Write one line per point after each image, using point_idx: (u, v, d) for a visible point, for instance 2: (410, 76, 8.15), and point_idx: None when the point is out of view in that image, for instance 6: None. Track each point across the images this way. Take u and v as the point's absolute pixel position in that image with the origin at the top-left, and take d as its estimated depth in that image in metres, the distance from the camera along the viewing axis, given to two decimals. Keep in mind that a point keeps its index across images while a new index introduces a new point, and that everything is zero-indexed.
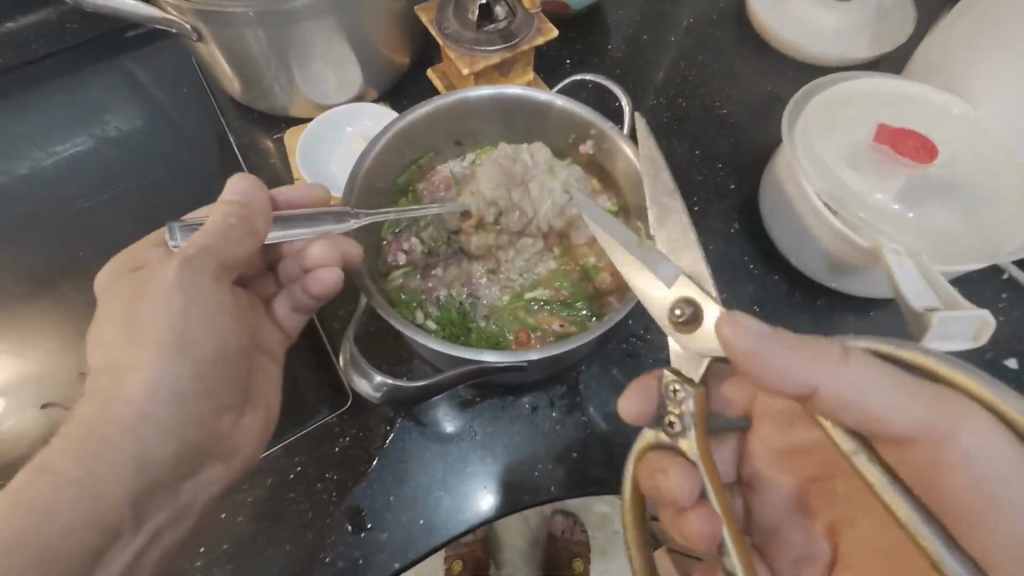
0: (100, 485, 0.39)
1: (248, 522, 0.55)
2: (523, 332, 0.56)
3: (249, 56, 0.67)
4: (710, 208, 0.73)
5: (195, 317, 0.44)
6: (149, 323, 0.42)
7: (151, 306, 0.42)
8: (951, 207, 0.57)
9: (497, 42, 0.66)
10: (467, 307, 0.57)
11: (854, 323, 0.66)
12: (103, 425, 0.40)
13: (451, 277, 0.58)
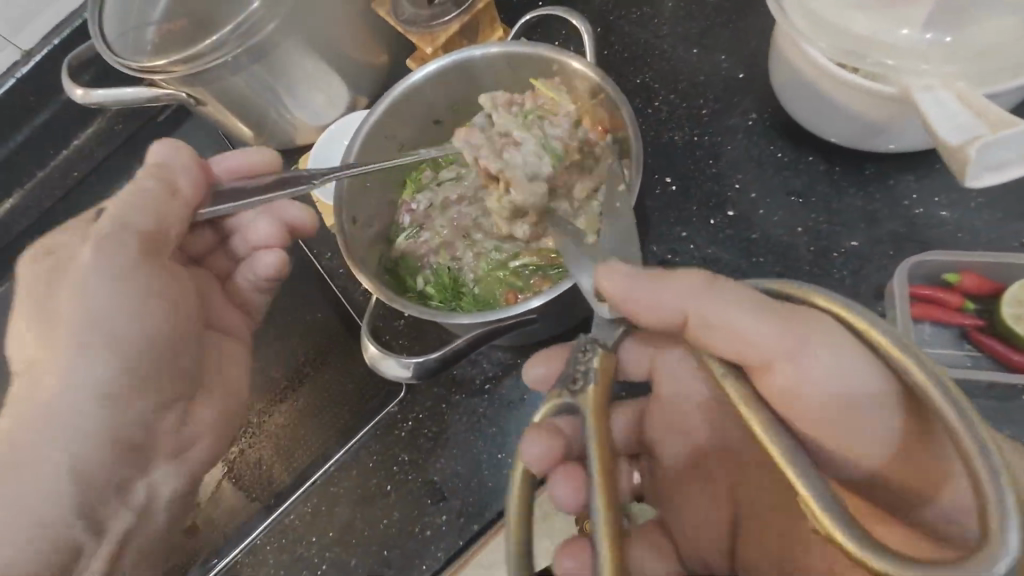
0: (84, 449, 0.47)
1: (343, 510, 0.61)
2: (512, 294, 0.58)
3: (241, 99, 0.73)
4: (720, 106, 0.66)
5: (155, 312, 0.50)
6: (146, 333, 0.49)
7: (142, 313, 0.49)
8: (996, 20, 0.47)
9: (451, 10, 0.66)
10: (457, 269, 0.59)
11: (917, 183, 0.57)
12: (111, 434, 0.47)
13: (438, 243, 0.60)
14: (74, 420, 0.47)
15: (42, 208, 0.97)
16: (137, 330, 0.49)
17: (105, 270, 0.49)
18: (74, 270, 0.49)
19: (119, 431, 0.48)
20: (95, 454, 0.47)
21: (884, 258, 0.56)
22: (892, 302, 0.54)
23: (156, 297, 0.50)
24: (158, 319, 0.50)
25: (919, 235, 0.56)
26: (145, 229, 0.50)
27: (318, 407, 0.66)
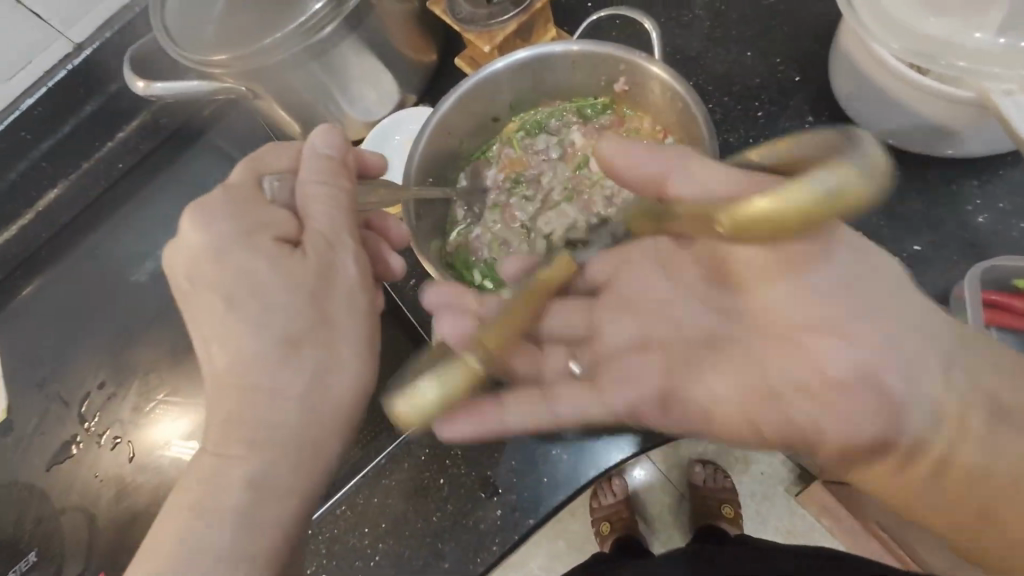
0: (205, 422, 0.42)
1: (395, 502, 0.61)
2: None
3: (296, 96, 0.73)
4: (776, 108, 0.67)
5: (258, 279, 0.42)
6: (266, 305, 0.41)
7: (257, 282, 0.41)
8: None
9: (510, 9, 0.67)
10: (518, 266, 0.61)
11: (980, 189, 0.58)
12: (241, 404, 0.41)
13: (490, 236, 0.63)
14: (229, 454, 0.41)
15: (88, 197, 0.99)
16: (353, 335, 0.44)
17: (257, 272, 0.41)
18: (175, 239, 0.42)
19: (283, 461, 0.41)
20: (285, 477, 0.42)
21: (942, 264, 0.57)
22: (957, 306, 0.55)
23: (324, 300, 0.43)
24: (312, 325, 0.42)
25: (982, 240, 0.57)
26: (267, 243, 0.42)
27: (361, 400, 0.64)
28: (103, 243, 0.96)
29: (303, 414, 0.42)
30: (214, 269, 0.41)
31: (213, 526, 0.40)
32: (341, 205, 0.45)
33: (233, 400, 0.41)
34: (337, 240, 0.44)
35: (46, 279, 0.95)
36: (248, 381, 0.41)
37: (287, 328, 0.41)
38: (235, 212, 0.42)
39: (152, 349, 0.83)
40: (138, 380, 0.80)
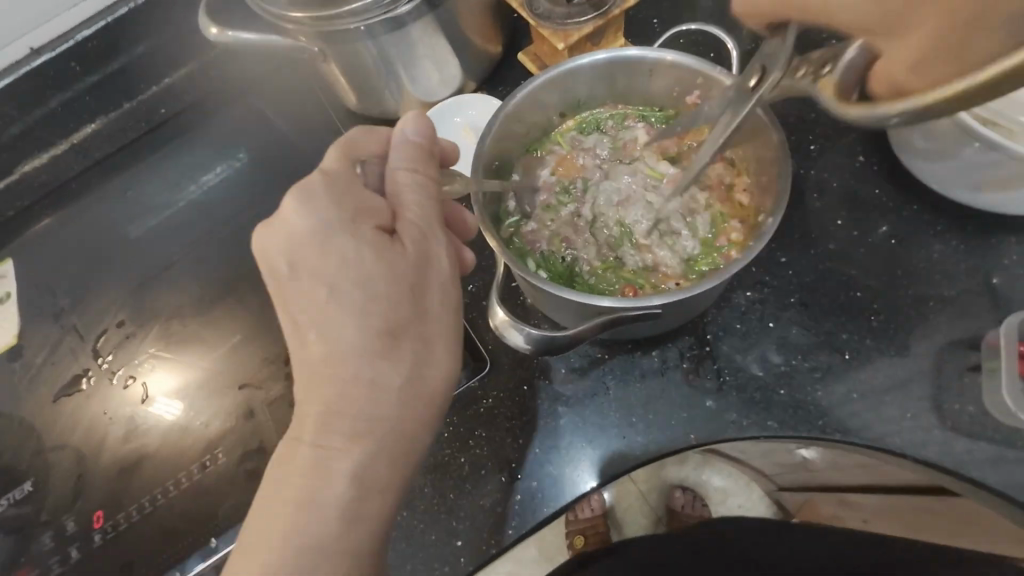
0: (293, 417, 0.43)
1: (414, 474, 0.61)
2: (630, 287, 0.58)
3: (362, 66, 0.74)
4: (830, 144, 0.69)
5: (360, 259, 0.43)
6: (362, 294, 0.42)
7: (350, 272, 0.42)
8: None
9: (588, 11, 0.68)
10: (569, 260, 0.61)
11: (1016, 247, 0.60)
12: (333, 394, 0.42)
13: (548, 233, 0.62)
14: (325, 445, 0.42)
15: (125, 137, 0.97)
16: (442, 327, 0.46)
17: (361, 263, 0.43)
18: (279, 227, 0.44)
19: (376, 453, 0.42)
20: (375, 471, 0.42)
21: (978, 312, 0.59)
22: (989, 354, 0.57)
23: (418, 292, 0.44)
24: (407, 316, 0.44)
25: (1018, 295, 0.59)
26: (369, 233, 0.44)
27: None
28: (136, 184, 0.95)
29: (395, 407, 0.43)
30: (317, 259, 0.43)
31: (312, 521, 0.40)
32: (431, 203, 0.47)
33: (329, 390, 0.42)
34: (431, 236, 0.46)
35: (71, 212, 0.94)
36: (342, 371, 0.42)
37: (386, 320, 0.43)
38: (338, 201, 0.43)
39: (176, 296, 0.82)
40: (160, 323, 0.80)
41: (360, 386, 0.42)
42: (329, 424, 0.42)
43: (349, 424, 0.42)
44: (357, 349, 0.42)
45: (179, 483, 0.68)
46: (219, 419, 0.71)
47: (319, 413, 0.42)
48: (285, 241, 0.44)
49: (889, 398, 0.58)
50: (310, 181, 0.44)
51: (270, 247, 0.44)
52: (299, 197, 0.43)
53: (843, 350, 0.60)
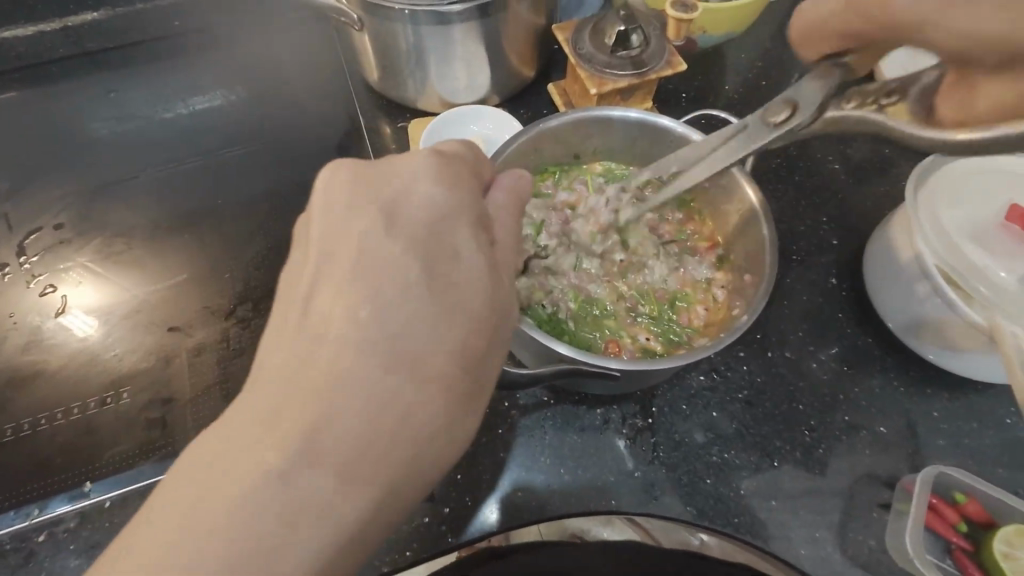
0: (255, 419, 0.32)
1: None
2: (613, 342, 0.59)
3: (395, 47, 0.73)
4: (810, 258, 0.72)
5: (440, 262, 0.37)
6: (468, 302, 0.37)
7: (456, 273, 0.37)
8: None
9: (627, 68, 0.70)
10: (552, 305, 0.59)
11: (947, 402, 0.64)
12: (330, 404, 0.32)
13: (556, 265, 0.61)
14: (306, 468, 0.31)
15: (125, 37, 0.91)
16: (449, 326, 0.36)
17: (453, 274, 0.37)
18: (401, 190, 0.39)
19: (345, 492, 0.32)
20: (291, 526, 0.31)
21: (900, 452, 0.62)
22: (900, 496, 0.60)
23: (422, 281, 0.36)
24: (454, 356, 0.36)
25: (938, 447, 0.63)
26: (466, 245, 0.38)
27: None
28: (120, 88, 0.88)
29: (372, 422, 0.33)
30: (423, 243, 0.38)
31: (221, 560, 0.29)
32: (460, 187, 0.40)
33: (284, 387, 0.33)
34: (449, 222, 0.39)
35: (41, 94, 0.87)
36: (357, 371, 0.33)
37: (377, 300, 0.35)
38: (466, 195, 0.40)
39: (129, 215, 0.77)
40: (103, 238, 0.75)
41: (314, 401, 0.32)
42: (317, 437, 0.32)
43: (319, 450, 0.31)
44: (394, 360, 0.34)
45: (70, 411, 0.62)
46: (135, 356, 0.66)
47: (304, 421, 0.32)
48: (393, 203, 0.39)
49: (803, 512, 0.60)
50: (449, 166, 0.41)
51: (356, 198, 0.39)
52: (435, 174, 0.40)
53: (774, 457, 0.62)
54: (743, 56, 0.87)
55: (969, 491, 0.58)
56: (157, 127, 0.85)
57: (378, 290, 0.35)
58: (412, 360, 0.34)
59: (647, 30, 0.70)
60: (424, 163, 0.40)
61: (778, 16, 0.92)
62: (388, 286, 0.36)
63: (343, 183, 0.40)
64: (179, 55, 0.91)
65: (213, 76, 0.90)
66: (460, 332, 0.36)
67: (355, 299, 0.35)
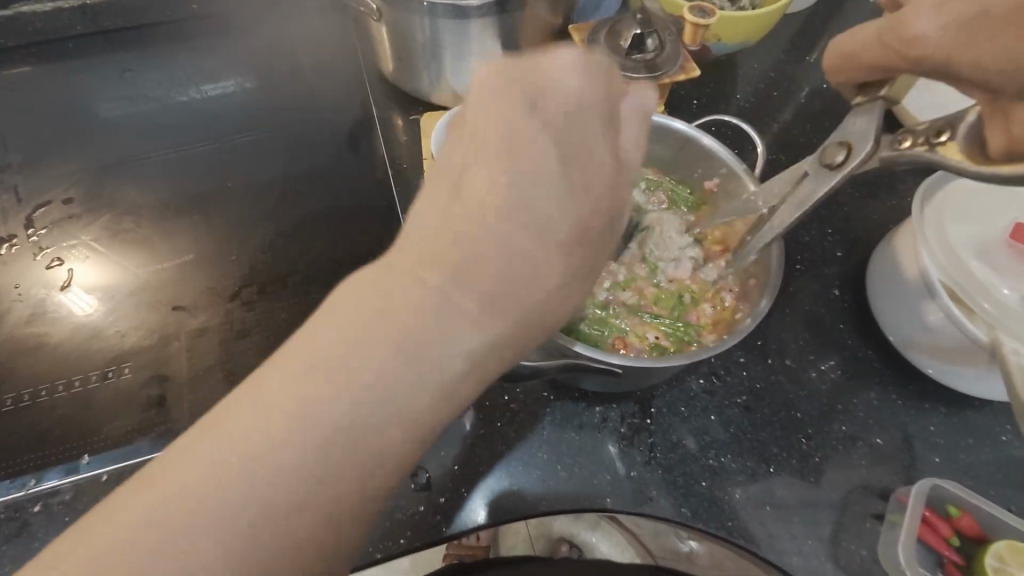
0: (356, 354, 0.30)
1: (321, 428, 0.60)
2: (620, 339, 0.59)
3: (412, 39, 0.73)
4: (815, 269, 0.72)
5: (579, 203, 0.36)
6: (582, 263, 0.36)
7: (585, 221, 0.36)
8: None
9: (641, 70, 0.70)
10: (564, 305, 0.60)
11: (944, 418, 0.65)
12: (442, 346, 0.31)
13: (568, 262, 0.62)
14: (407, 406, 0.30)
15: (142, 17, 0.91)
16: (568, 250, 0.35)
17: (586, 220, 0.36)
18: (557, 119, 0.36)
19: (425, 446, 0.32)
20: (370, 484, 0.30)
21: (894, 465, 0.63)
22: (894, 508, 0.60)
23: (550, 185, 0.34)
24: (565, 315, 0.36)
25: (933, 461, 0.63)
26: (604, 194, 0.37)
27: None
28: (136, 68, 0.89)
29: (483, 318, 0.32)
30: (568, 178, 0.35)
31: (323, 436, 0.29)
32: (604, 102, 0.38)
33: (401, 313, 0.31)
34: (588, 111, 0.37)
35: (56, 70, 0.88)
36: (485, 314, 0.32)
37: (506, 238, 0.33)
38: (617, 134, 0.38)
39: (137, 193, 0.77)
40: (111, 215, 0.75)
41: (433, 343, 0.31)
42: (425, 385, 0.31)
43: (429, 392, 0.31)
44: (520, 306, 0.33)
45: (71, 384, 0.63)
46: (138, 333, 0.66)
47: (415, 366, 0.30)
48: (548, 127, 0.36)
49: (796, 521, 0.60)
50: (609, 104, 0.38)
51: (489, 114, 0.35)
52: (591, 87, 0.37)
53: (770, 463, 0.62)
54: (755, 67, 0.88)
55: (962, 505, 0.58)
56: (168, 105, 0.86)
57: (509, 224, 0.33)
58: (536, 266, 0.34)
59: (662, 35, 0.71)
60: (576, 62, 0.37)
61: (790, 30, 0.93)
62: (525, 228, 0.34)
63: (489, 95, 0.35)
64: (196, 37, 0.92)
65: (229, 60, 0.90)
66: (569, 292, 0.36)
67: (484, 230, 0.33)
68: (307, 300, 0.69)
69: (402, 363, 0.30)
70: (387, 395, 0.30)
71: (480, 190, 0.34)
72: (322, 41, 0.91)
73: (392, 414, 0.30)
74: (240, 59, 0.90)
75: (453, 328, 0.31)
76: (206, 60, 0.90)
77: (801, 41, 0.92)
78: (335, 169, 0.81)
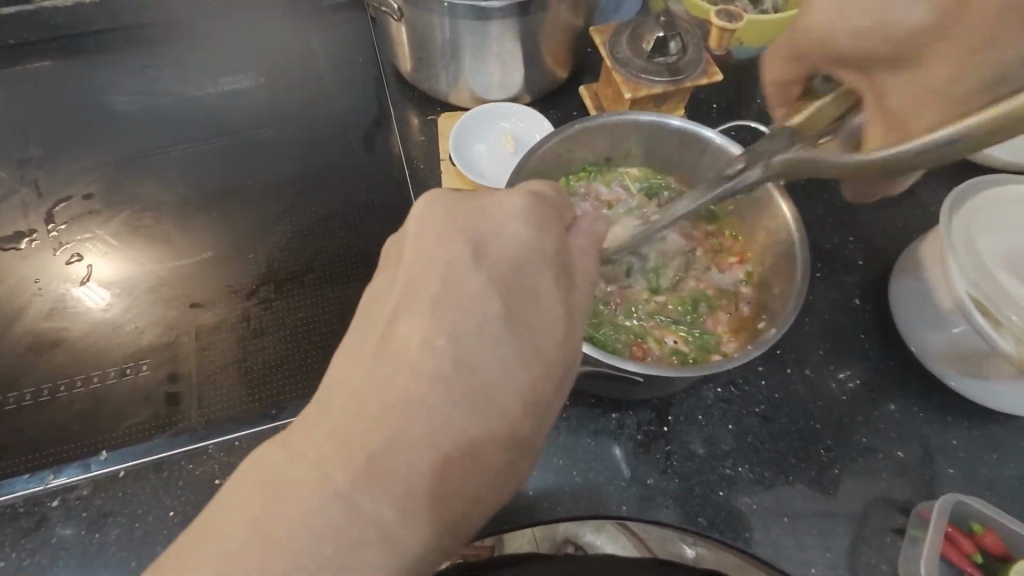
0: (331, 439, 0.32)
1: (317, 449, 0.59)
2: (641, 346, 0.58)
3: (432, 39, 0.73)
4: (835, 278, 0.71)
5: (527, 287, 0.37)
6: (548, 332, 0.37)
7: (544, 292, 0.37)
8: None
9: (662, 74, 0.69)
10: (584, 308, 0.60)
11: (967, 431, 0.64)
12: (410, 418, 0.32)
13: None
14: (375, 476, 0.31)
15: (162, 15, 0.91)
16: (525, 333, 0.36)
17: (534, 295, 0.37)
18: (486, 219, 0.39)
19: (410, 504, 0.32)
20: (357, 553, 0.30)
21: (915, 478, 0.62)
22: (916, 522, 0.59)
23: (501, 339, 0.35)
24: (543, 387, 0.36)
25: (955, 475, 0.62)
26: (547, 278, 0.38)
27: (337, 342, 0.66)
28: (155, 64, 0.89)
29: (448, 417, 0.33)
30: (503, 269, 0.37)
31: (306, 554, 0.29)
32: (549, 229, 0.39)
33: (364, 400, 0.33)
34: (531, 266, 0.38)
35: (77, 65, 0.88)
36: (444, 387, 0.33)
37: (455, 328, 0.35)
38: (547, 217, 0.40)
39: (156, 189, 0.77)
40: (130, 211, 0.75)
41: (396, 416, 0.32)
42: (390, 457, 0.32)
43: (401, 459, 0.32)
44: (483, 389, 0.34)
45: (89, 379, 0.63)
46: (156, 329, 0.66)
47: (387, 439, 0.32)
48: (486, 223, 0.39)
49: (814, 534, 0.59)
50: (540, 197, 0.41)
51: (430, 223, 0.39)
52: (527, 203, 0.40)
53: (788, 473, 0.61)
54: None
55: (985, 521, 0.58)
56: (186, 102, 0.86)
57: (460, 316, 0.35)
58: (490, 363, 0.35)
59: (685, 38, 0.70)
60: (518, 193, 0.40)
61: None
62: (476, 310, 0.36)
63: (439, 215, 0.39)
64: (216, 34, 0.92)
65: (248, 57, 0.90)
66: (540, 359, 0.36)
67: (441, 322, 0.35)
68: (323, 299, 0.69)
69: (371, 435, 0.32)
70: (361, 503, 0.31)
71: (439, 286, 0.37)
72: (339, 40, 0.91)
73: (372, 480, 0.31)
74: (259, 56, 0.91)
75: (412, 400, 0.33)
76: (225, 58, 0.90)
77: None
78: (352, 168, 0.80)
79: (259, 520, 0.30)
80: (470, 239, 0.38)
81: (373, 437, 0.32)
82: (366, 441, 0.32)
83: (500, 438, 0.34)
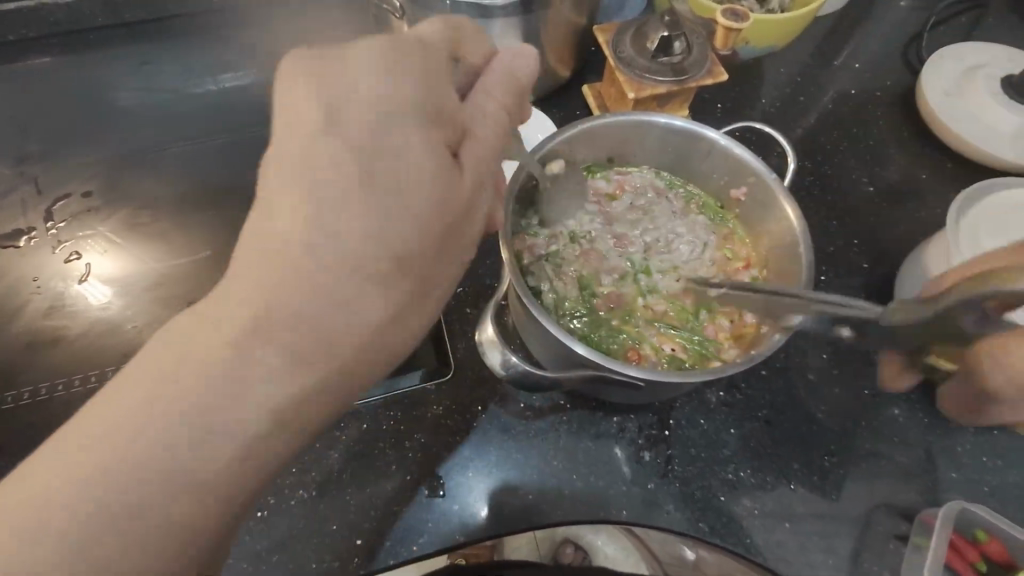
0: (164, 364, 0.31)
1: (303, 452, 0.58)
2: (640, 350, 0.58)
3: None
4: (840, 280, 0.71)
5: (397, 176, 0.35)
6: (427, 189, 0.35)
7: (416, 171, 0.35)
8: None
9: (667, 74, 0.69)
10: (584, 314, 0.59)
11: (972, 436, 0.63)
12: (262, 318, 0.32)
13: (584, 272, 0.61)
14: (228, 379, 0.31)
15: (163, 10, 0.90)
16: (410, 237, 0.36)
17: (402, 182, 0.35)
18: (340, 80, 0.35)
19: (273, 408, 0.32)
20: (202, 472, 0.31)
21: (918, 484, 0.61)
22: (919, 529, 0.59)
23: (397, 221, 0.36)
24: (428, 215, 0.35)
25: (958, 481, 0.61)
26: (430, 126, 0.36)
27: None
28: (156, 60, 0.89)
29: (348, 305, 0.33)
30: (364, 150, 0.34)
31: (175, 502, 0.31)
32: (428, 74, 0.37)
33: (210, 312, 0.32)
34: (401, 112, 0.35)
35: (77, 60, 0.88)
36: (290, 280, 0.32)
37: (316, 202, 0.33)
38: (426, 72, 0.37)
39: (155, 187, 0.77)
40: (129, 208, 0.75)
41: (247, 313, 0.32)
42: (258, 346, 0.32)
43: (247, 360, 0.31)
44: (342, 275, 0.33)
45: (87, 378, 0.63)
46: (155, 328, 0.66)
47: (233, 338, 0.31)
48: (344, 85, 0.35)
49: (815, 540, 0.59)
50: (405, 40, 0.38)
51: (289, 98, 0.36)
52: (383, 43, 0.37)
53: (790, 478, 0.61)
54: (782, 71, 0.86)
55: (990, 530, 0.57)
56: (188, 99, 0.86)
57: (314, 187, 0.33)
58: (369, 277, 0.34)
59: (689, 38, 0.69)
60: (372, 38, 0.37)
61: (819, 35, 0.91)
62: (318, 188, 0.33)
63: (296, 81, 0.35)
64: (219, 30, 0.91)
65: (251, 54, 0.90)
66: (410, 223, 0.35)
67: (286, 210, 0.33)
68: None
69: (212, 348, 0.31)
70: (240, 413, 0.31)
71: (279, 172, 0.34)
72: (342, 38, 0.91)
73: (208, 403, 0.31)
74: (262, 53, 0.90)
75: (275, 289, 0.32)
76: (228, 55, 0.90)
77: (829, 47, 0.90)
78: None
79: (97, 463, 0.30)
80: (323, 104, 0.35)
81: (219, 337, 0.31)
82: (206, 358, 0.31)
83: (368, 327, 0.34)
